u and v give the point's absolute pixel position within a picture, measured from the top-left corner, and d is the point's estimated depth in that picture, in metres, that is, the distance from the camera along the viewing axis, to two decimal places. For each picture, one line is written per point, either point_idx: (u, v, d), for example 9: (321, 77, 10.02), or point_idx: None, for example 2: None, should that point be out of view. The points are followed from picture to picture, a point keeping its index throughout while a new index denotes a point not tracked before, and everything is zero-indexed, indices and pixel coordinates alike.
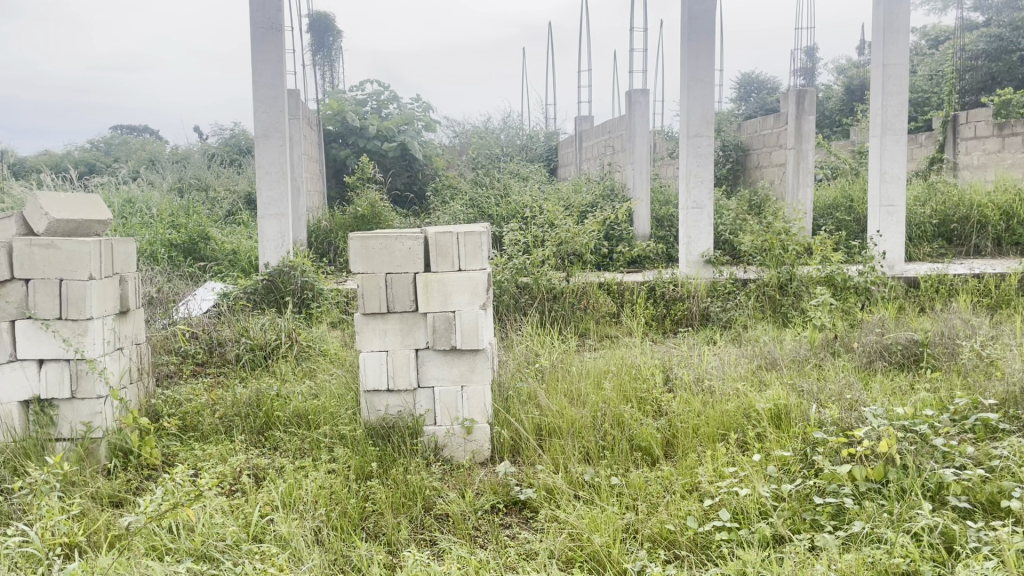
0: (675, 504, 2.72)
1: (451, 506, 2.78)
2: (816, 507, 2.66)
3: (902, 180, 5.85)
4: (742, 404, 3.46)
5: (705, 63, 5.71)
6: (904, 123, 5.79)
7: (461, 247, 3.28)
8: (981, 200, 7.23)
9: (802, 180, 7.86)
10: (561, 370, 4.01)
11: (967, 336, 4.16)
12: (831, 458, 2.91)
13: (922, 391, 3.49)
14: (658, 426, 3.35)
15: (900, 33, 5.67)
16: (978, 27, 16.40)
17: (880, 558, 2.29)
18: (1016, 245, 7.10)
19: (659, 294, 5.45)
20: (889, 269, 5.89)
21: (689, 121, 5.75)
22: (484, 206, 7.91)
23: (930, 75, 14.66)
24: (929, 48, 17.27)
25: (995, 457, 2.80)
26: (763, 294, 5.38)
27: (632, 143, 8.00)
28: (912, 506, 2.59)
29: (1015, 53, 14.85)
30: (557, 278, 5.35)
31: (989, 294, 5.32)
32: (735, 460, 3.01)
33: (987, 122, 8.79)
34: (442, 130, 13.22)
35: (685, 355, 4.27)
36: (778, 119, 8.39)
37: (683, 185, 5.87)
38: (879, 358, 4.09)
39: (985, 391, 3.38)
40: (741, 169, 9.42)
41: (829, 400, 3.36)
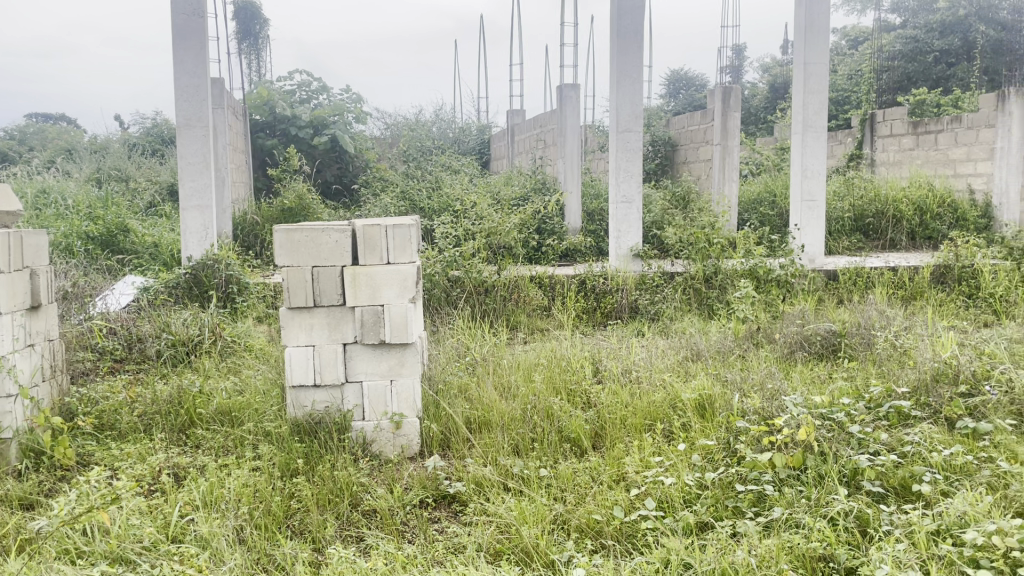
0: (603, 494, 2.76)
1: (379, 502, 2.74)
2: (737, 494, 2.71)
3: (822, 177, 6.01)
4: (668, 395, 3.52)
5: (634, 57, 5.77)
6: (824, 121, 5.95)
7: (389, 240, 3.24)
8: (895, 196, 7.50)
9: (728, 175, 8.03)
10: (491, 363, 4.01)
11: (881, 327, 4.32)
12: (752, 446, 2.98)
13: (839, 379, 3.62)
14: (587, 417, 3.38)
15: (821, 33, 5.84)
16: (893, 28, 17.02)
17: (798, 542, 2.36)
18: (929, 238, 7.43)
19: (590, 287, 5.49)
20: (808, 262, 6.05)
21: (618, 117, 5.80)
22: (415, 199, 7.85)
23: (849, 75, 15.13)
24: (849, 48, 17.85)
25: (907, 443, 2.93)
26: (689, 287, 5.49)
27: (564, 138, 8.05)
28: (829, 491, 2.67)
29: (929, 54, 15.48)
30: (488, 271, 5.33)
31: (903, 287, 5.51)
32: (660, 450, 3.08)
33: (902, 120, 9.11)
34: (373, 122, 13.01)
35: (614, 347, 4.31)
36: (705, 115, 8.55)
37: (613, 180, 5.93)
38: (799, 349, 4.21)
39: (898, 379, 3.52)
40: (669, 165, 9.58)
41: (752, 390, 3.45)
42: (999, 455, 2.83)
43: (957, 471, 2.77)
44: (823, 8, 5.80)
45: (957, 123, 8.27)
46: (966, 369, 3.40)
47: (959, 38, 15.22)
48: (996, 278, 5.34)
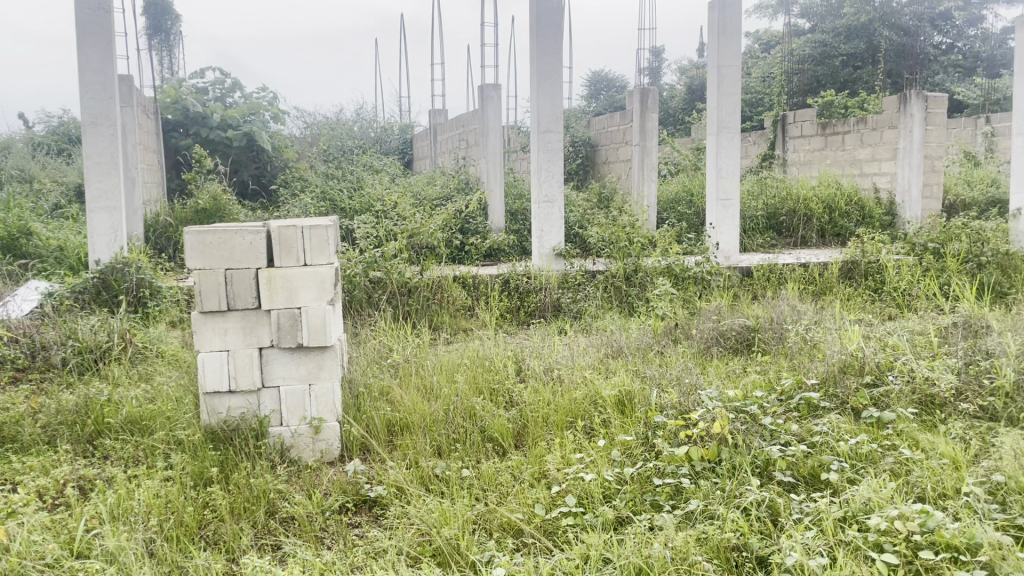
0: (524, 493, 2.77)
1: (297, 508, 2.70)
2: (655, 488, 2.76)
3: (736, 176, 6.16)
4: (589, 391, 3.56)
5: (553, 57, 5.80)
6: (737, 122, 6.11)
7: (306, 241, 3.18)
8: (805, 195, 7.77)
9: (647, 175, 8.11)
10: (414, 364, 3.97)
11: (793, 321, 4.47)
12: (670, 440, 3.04)
13: (752, 373, 3.73)
14: (509, 416, 3.38)
15: (733, 35, 5.98)
16: (803, 33, 17.60)
17: (712, 534, 2.42)
18: (837, 235, 7.71)
19: (512, 287, 5.50)
20: (724, 259, 6.19)
21: (539, 117, 5.82)
22: (336, 200, 7.74)
23: (761, 77, 15.59)
24: (761, 52, 18.38)
25: (815, 433, 3.04)
26: (610, 285, 5.56)
27: (486, 138, 8.05)
28: (742, 482, 2.75)
29: (836, 58, 16.08)
30: (410, 272, 5.27)
31: (814, 282, 5.71)
32: (581, 446, 3.11)
33: (812, 122, 9.44)
34: (291, 121, 12.74)
35: (536, 345, 4.33)
36: (624, 116, 8.67)
37: (535, 180, 5.95)
38: (714, 343, 4.33)
39: (808, 371, 3.65)
40: (590, 165, 9.69)
41: (670, 385, 3.52)
42: (902, 443, 2.96)
43: (863, 459, 2.88)
44: (735, 11, 5.95)
45: (863, 124, 8.58)
46: (871, 361, 3.55)
47: (864, 42, 15.86)
48: (900, 272, 5.59)
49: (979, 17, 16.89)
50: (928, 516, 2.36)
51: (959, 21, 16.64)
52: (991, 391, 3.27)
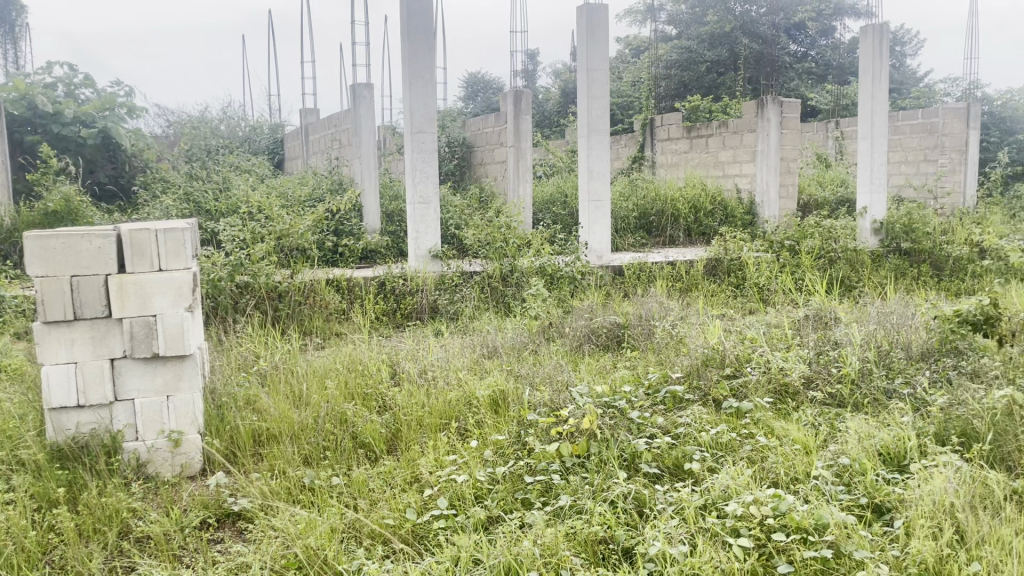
0: (395, 498, 2.73)
1: (153, 527, 2.56)
2: (526, 485, 2.78)
3: (607, 177, 6.30)
4: (463, 392, 3.54)
5: (424, 57, 5.76)
6: (607, 125, 6.25)
7: (160, 246, 3.04)
8: (673, 195, 8.06)
9: (522, 176, 8.20)
10: (283, 371, 3.84)
11: (660, 318, 4.62)
12: (541, 437, 3.07)
13: (621, 369, 3.83)
14: (382, 421, 3.32)
15: (600, 40, 6.12)
16: (671, 39, 18.23)
17: (580, 528, 2.46)
18: (703, 234, 8.07)
19: (389, 288, 5.41)
20: (597, 259, 6.31)
21: (412, 117, 5.75)
22: (200, 201, 7.41)
23: (631, 82, 16.04)
24: (631, 57, 18.91)
25: (679, 425, 3.14)
26: (486, 285, 5.57)
27: (359, 138, 7.91)
28: (610, 476, 2.80)
29: (701, 64, 16.86)
30: (280, 275, 5.10)
31: (681, 279, 5.93)
32: (454, 448, 3.09)
33: (678, 125, 9.83)
34: (152, 119, 12.14)
35: (411, 347, 4.25)
36: (499, 118, 8.73)
37: (409, 181, 5.88)
38: (586, 341, 4.42)
39: (675, 365, 3.77)
40: (466, 165, 9.70)
41: (542, 383, 3.56)
42: (758, 431, 3.11)
43: (724, 448, 3.00)
44: (602, 16, 6.09)
45: (725, 128, 9.00)
46: (730, 354, 3.71)
47: (726, 49, 16.59)
48: (759, 269, 5.87)
49: (830, 27, 18.00)
50: (780, 500, 2.48)
51: (812, 31, 17.68)
52: (839, 378, 3.49)
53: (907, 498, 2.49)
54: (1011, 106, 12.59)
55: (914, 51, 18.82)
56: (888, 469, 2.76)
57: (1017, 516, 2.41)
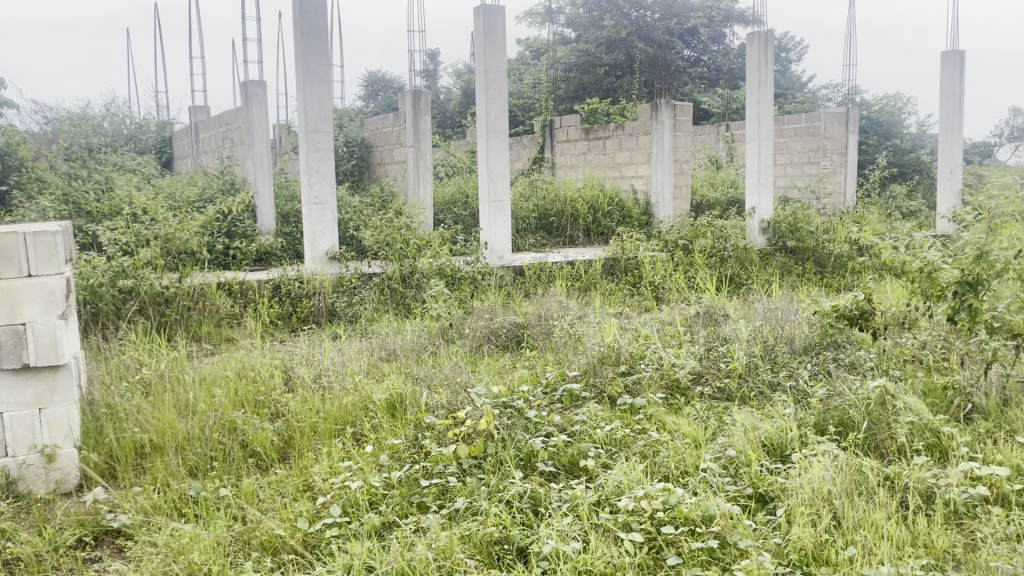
0: (287, 507, 2.65)
1: (23, 548, 2.41)
2: (422, 489, 2.75)
3: (506, 178, 6.32)
4: (359, 397, 3.47)
5: (319, 55, 5.64)
6: (506, 126, 6.28)
7: (29, 250, 2.87)
8: (572, 196, 8.18)
9: (422, 177, 8.14)
10: (169, 379, 3.68)
11: (559, 317, 4.67)
12: (438, 439, 3.05)
13: (519, 368, 3.84)
14: (274, 429, 3.22)
15: (498, 41, 6.14)
16: (570, 41, 18.49)
17: (475, 530, 2.45)
18: (601, 234, 8.20)
19: (284, 292, 5.26)
20: (498, 259, 6.32)
21: (306, 116, 5.62)
22: (81, 202, 7.04)
23: (532, 83, 16.20)
24: (532, 58, 19.06)
25: (575, 423, 3.18)
26: (386, 287, 5.50)
27: (252, 137, 7.69)
28: (506, 476, 2.81)
29: (600, 67, 17.17)
30: (167, 280, 4.89)
31: (580, 278, 6.01)
32: (349, 453, 3.04)
33: (576, 127, 9.98)
34: (28, 115, 11.47)
35: (305, 351, 4.14)
36: (398, 117, 8.65)
37: (304, 182, 5.75)
38: (486, 342, 4.42)
39: (571, 364, 3.81)
40: (365, 165, 9.56)
41: (439, 385, 3.54)
42: (651, 426, 3.18)
43: (618, 444, 3.06)
44: (499, 18, 6.13)
45: (621, 130, 9.18)
46: (625, 351, 3.80)
47: (623, 53, 16.97)
48: (654, 268, 6.01)
49: (720, 34, 18.66)
50: (670, 493, 2.54)
51: (704, 37, 18.30)
52: (727, 372, 3.61)
53: (789, 487, 2.59)
54: (886, 111, 13.35)
55: (799, 58, 19.71)
56: (772, 459, 2.87)
57: (889, 500, 2.54)
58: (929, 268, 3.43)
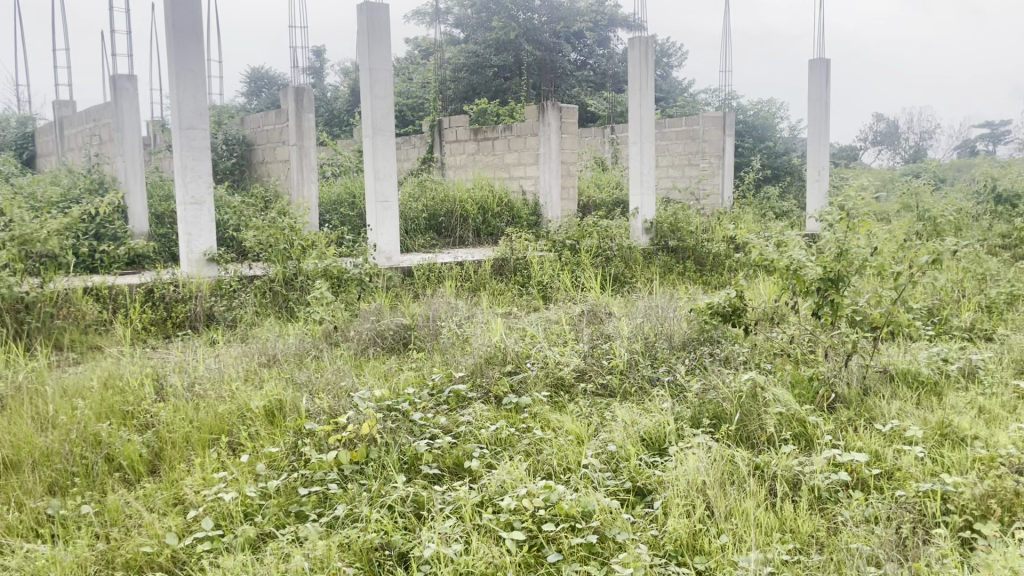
0: (155, 522, 2.53)
1: None
2: (301, 498, 2.67)
3: (393, 178, 6.24)
4: (235, 404, 3.34)
5: (192, 49, 5.41)
6: (391, 125, 6.20)
7: None
8: (462, 197, 8.19)
9: (306, 176, 7.95)
10: (25, 391, 3.44)
11: (447, 318, 4.64)
12: (318, 445, 2.97)
13: (405, 370, 3.79)
14: (143, 440, 3.07)
15: (382, 39, 6.06)
16: (458, 42, 18.48)
17: (355, 537, 2.39)
18: (491, 234, 8.26)
19: (157, 296, 5.03)
20: (385, 261, 6.24)
21: (179, 113, 5.38)
22: None
23: (420, 83, 16.10)
24: (421, 58, 18.94)
25: (461, 424, 3.16)
26: (268, 290, 5.34)
27: (123, 134, 7.30)
28: (389, 481, 2.76)
29: (489, 68, 17.26)
30: (27, 285, 4.58)
31: (469, 279, 6.00)
32: (224, 463, 2.92)
33: (464, 127, 9.97)
34: None
35: (179, 358, 3.96)
36: (280, 115, 8.41)
37: (179, 181, 5.50)
38: (372, 345, 4.33)
39: (458, 364, 3.79)
40: (246, 164, 9.26)
41: (322, 390, 3.44)
42: (535, 425, 3.20)
43: (502, 444, 3.06)
44: (383, 15, 6.04)
45: (509, 131, 9.24)
46: (511, 351, 3.82)
47: (511, 55, 17.10)
48: (542, 268, 6.07)
49: (605, 38, 19.07)
50: (551, 491, 2.56)
51: (590, 40, 18.66)
52: (609, 369, 3.68)
53: (666, 480, 2.66)
54: (761, 116, 13.97)
55: (680, 63, 20.37)
56: (650, 453, 2.94)
57: (759, 488, 2.64)
58: (795, 265, 3.58)
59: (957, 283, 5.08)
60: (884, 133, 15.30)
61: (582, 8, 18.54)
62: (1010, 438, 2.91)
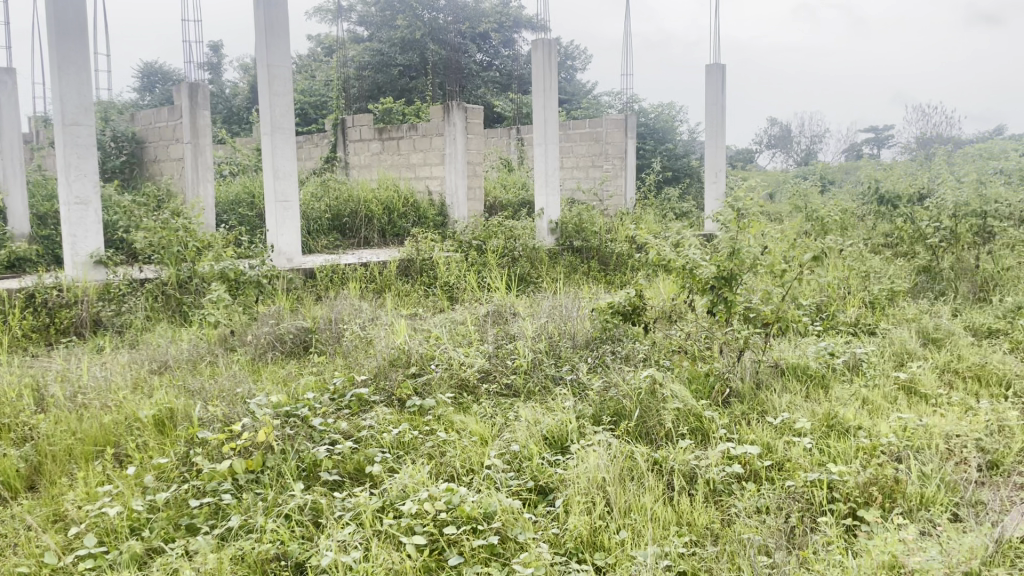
0: (32, 541, 2.39)
1: None
2: (192, 509, 2.57)
3: (294, 178, 6.09)
4: (122, 414, 3.19)
5: (76, 41, 5.13)
6: (291, 123, 6.05)
7: None
8: (366, 197, 8.08)
9: (202, 175, 7.68)
10: None
11: (349, 320, 4.56)
12: (212, 454, 2.86)
13: (305, 375, 3.70)
14: (20, 454, 2.89)
15: (281, 35, 5.91)
16: (363, 40, 18.23)
17: (249, 549, 2.32)
18: (396, 235, 8.19)
19: (39, 302, 4.76)
20: (286, 262, 6.08)
21: (63, 108, 5.11)
22: None
23: (323, 81, 15.79)
24: (324, 55, 18.59)
25: (362, 428, 3.10)
26: (161, 293, 5.13)
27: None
28: (286, 489, 2.69)
29: (394, 67, 17.13)
30: None
31: (374, 280, 5.91)
32: (110, 476, 2.78)
33: (368, 126, 9.86)
34: None
35: (61, 367, 3.75)
36: (173, 111, 8.10)
37: (62, 179, 5.22)
38: (271, 350, 4.20)
39: (360, 367, 3.73)
40: (137, 163, 8.88)
41: (216, 397, 3.32)
42: (439, 427, 3.17)
43: (405, 447, 3.02)
44: (282, 11, 5.89)
45: (414, 131, 9.17)
46: (415, 353, 3.78)
47: (417, 54, 16.99)
48: (448, 268, 6.04)
49: (510, 39, 19.19)
50: (452, 493, 2.54)
51: (495, 41, 18.73)
52: (513, 369, 3.69)
53: (567, 478, 2.68)
54: (662, 119, 14.32)
55: (584, 66, 20.70)
56: (553, 451, 2.97)
57: (657, 484, 2.70)
58: (689, 265, 3.68)
59: (843, 281, 5.33)
60: (778, 137, 15.95)
61: (487, 9, 18.58)
62: (889, 428, 3.07)
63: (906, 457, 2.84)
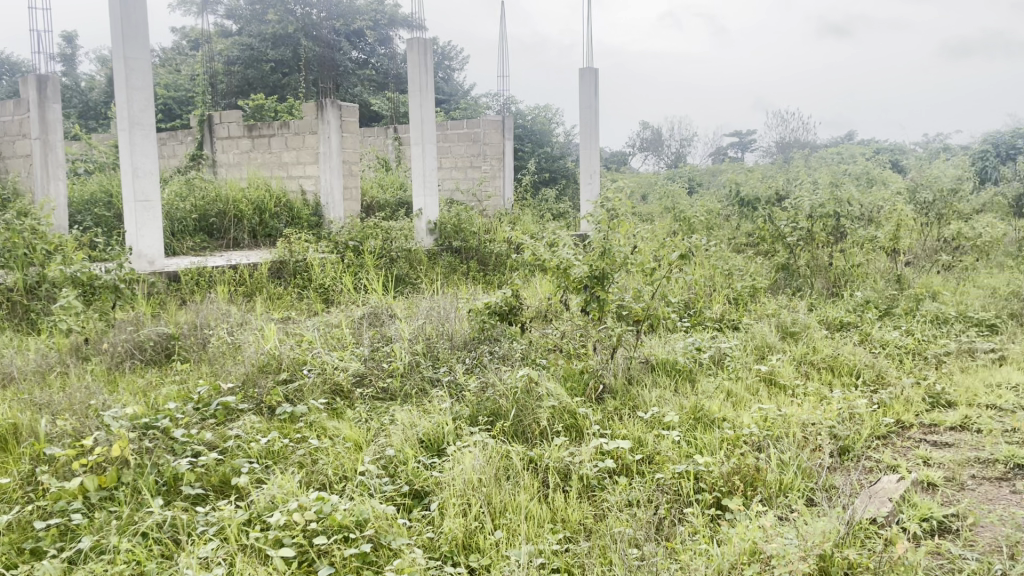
0: None
1: None
2: (38, 532, 2.39)
3: (155, 177, 5.80)
4: None
5: None
6: (151, 119, 5.75)
7: None
8: (235, 196, 7.78)
9: (53, 173, 7.19)
10: None
11: (215, 325, 4.37)
12: (60, 472, 2.67)
13: (166, 385, 3.51)
14: None
15: (138, 26, 5.60)
16: (232, 34, 17.57)
17: (101, 572, 2.17)
18: (268, 235, 7.93)
19: None
20: (148, 265, 5.77)
21: None
22: None
23: (190, 76, 15.10)
24: (189, 48, 17.77)
25: (229, 438, 2.97)
26: (6, 300, 4.75)
27: None
28: (144, 505, 2.54)
29: (265, 62, 16.61)
30: None
31: (244, 283, 5.69)
32: None
33: (237, 123, 9.50)
34: None
35: None
36: (19, 105, 7.55)
37: None
38: (129, 358, 3.96)
39: (227, 374, 3.58)
40: None
41: (66, 411, 3.10)
42: (311, 433, 3.08)
43: (274, 457, 2.92)
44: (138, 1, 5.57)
45: (286, 129, 8.91)
46: (286, 358, 3.66)
47: (289, 50, 16.52)
48: (324, 270, 5.90)
49: (387, 37, 18.97)
50: (323, 502, 2.47)
51: (371, 39, 18.46)
52: (389, 372, 3.64)
53: (442, 481, 2.66)
54: (539, 121, 14.52)
55: (462, 66, 20.73)
56: (428, 454, 2.94)
57: (532, 482, 2.72)
58: (563, 264, 3.73)
59: (708, 279, 5.55)
60: (650, 140, 16.48)
61: (362, 6, 18.28)
62: (751, 419, 3.22)
63: (766, 446, 2.99)
